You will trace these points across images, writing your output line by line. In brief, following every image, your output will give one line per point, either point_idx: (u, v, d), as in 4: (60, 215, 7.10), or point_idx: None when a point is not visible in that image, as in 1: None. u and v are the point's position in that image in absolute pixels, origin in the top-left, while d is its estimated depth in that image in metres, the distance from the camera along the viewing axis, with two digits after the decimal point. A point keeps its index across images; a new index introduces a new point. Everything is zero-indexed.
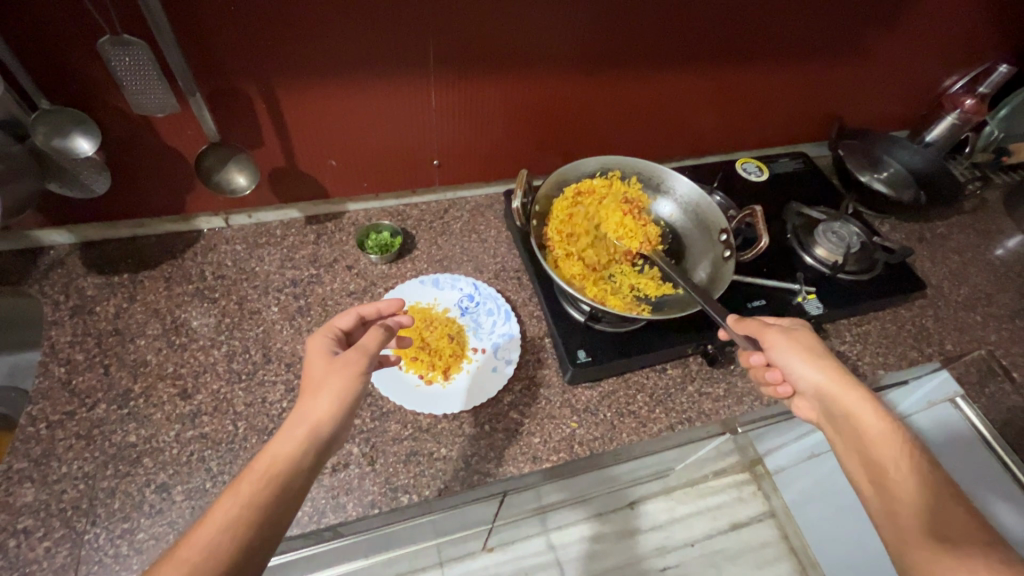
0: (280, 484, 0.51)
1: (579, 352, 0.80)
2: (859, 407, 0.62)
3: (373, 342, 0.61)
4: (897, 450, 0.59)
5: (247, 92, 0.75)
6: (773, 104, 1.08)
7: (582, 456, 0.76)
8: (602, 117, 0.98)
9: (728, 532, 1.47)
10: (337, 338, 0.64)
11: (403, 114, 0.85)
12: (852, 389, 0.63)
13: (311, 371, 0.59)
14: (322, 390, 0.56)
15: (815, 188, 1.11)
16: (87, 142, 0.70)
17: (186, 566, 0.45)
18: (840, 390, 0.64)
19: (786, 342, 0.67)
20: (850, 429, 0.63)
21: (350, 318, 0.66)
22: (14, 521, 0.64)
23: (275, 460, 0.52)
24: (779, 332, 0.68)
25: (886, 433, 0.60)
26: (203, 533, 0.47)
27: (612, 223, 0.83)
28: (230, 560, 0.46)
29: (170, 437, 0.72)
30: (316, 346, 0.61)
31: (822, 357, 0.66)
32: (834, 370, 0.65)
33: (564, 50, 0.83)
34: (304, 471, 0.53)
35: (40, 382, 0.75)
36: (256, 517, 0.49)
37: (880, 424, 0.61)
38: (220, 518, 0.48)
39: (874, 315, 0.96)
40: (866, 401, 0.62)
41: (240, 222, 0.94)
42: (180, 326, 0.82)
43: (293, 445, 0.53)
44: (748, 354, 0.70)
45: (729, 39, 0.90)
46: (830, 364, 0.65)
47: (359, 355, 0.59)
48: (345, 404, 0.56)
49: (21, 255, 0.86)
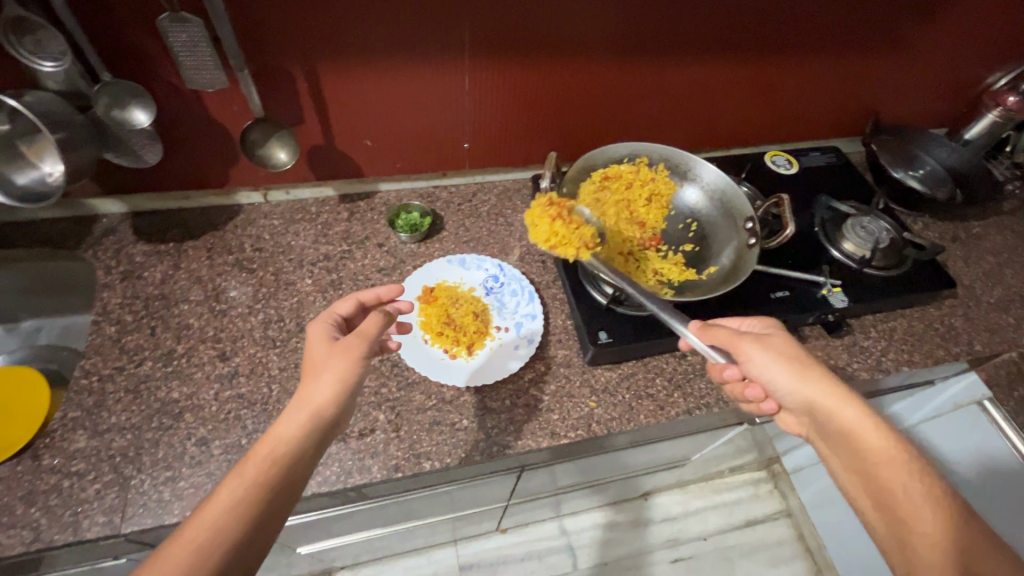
0: (282, 465, 0.54)
1: (600, 333, 0.81)
2: (851, 420, 0.62)
3: (373, 328, 0.63)
4: (894, 459, 0.60)
5: (290, 71, 0.78)
6: (806, 96, 1.07)
7: (599, 435, 0.78)
8: (633, 104, 0.99)
9: (742, 528, 1.47)
10: (336, 323, 0.67)
11: (437, 97, 0.88)
12: (842, 400, 0.63)
13: (312, 355, 0.61)
14: (322, 373, 0.59)
15: (846, 183, 1.09)
16: (144, 114, 0.74)
17: (194, 543, 0.48)
18: (830, 403, 0.63)
19: (767, 357, 0.65)
20: (845, 442, 0.62)
21: (349, 304, 0.69)
22: (68, 463, 0.69)
23: (277, 444, 0.55)
24: (753, 343, 0.66)
25: (882, 444, 0.60)
26: (211, 512, 0.50)
27: (541, 233, 0.75)
28: (235, 535, 0.50)
29: (209, 395, 0.76)
30: (318, 332, 0.64)
31: (807, 366, 0.65)
32: (820, 381, 0.63)
33: (597, 38, 0.84)
34: (306, 454, 0.56)
35: (93, 339, 0.80)
36: (260, 496, 0.52)
37: (874, 433, 0.61)
38: (227, 499, 0.51)
39: (900, 312, 0.95)
40: (856, 412, 0.62)
41: (277, 198, 0.99)
42: (220, 294, 0.87)
43: (293, 430, 0.56)
44: (720, 368, 0.68)
45: (763, 29, 0.90)
46: (815, 375, 0.64)
47: (358, 341, 0.61)
48: (344, 387, 0.59)
49: (77, 222, 0.92)
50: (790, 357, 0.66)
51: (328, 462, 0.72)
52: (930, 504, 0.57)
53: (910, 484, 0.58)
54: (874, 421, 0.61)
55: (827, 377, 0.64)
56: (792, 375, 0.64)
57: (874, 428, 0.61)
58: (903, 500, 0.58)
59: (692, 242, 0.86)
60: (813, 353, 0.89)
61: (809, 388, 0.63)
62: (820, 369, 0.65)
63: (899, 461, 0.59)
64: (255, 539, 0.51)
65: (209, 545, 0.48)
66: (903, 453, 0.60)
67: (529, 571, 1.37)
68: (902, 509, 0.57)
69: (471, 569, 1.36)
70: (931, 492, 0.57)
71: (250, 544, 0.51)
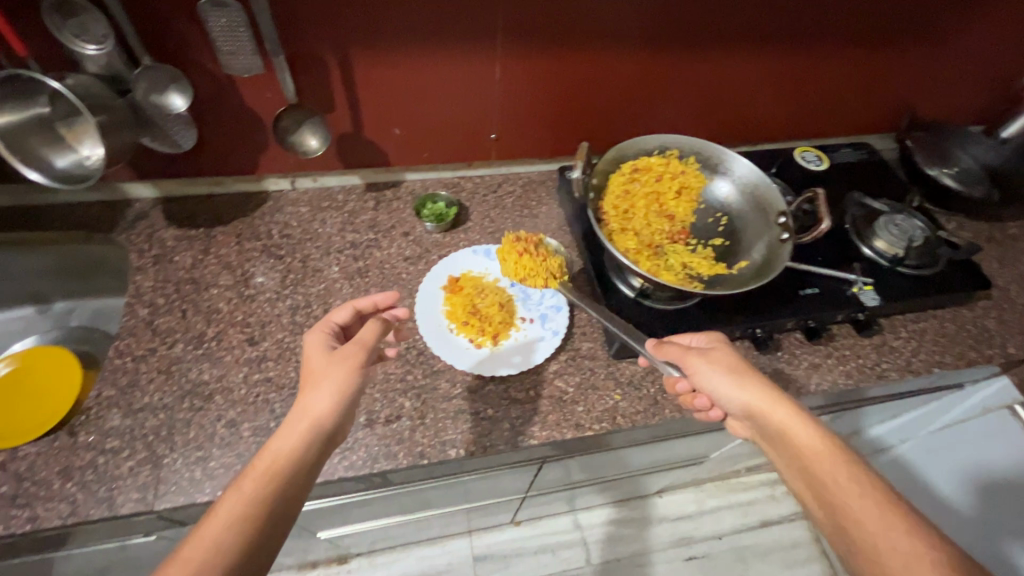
0: (283, 479, 0.53)
1: (627, 325, 0.81)
2: (784, 421, 0.62)
3: (371, 335, 0.65)
4: (828, 455, 0.59)
5: (324, 58, 0.79)
6: (838, 91, 1.05)
7: (624, 428, 0.77)
8: (662, 97, 0.98)
9: (758, 528, 1.46)
10: (333, 333, 0.68)
11: (466, 86, 0.88)
12: (775, 401, 0.64)
13: (310, 366, 0.62)
14: (321, 383, 0.59)
15: (878, 181, 1.07)
16: (181, 99, 0.77)
17: (192, 564, 0.47)
18: (765, 405, 0.64)
19: (705, 364, 0.68)
20: (781, 443, 0.62)
21: (347, 313, 0.69)
22: (103, 440, 0.70)
23: (277, 458, 0.55)
24: (699, 356, 0.68)
25: (815, 442, 0.61)
26: (209, 531, 0.49)
27: (509, 267, 0.86)
28: (238, 553, 0.49)
29: (239, 378, 0.77)
30: (315, 343, 0.65)
31: (744, 371, 0.67)
32: (756, 384, 0.65)
33: (629, 28, 0.84)
34: (307, 467, 0.56)
35: (126, 320, 0.82)
36: (260, 511, 0.51)
37: (806, 431, 0.61)
38: (224, 516, 0.50)
39: (932, 312, 0.93)
40: (790, 412, 0.63)
41: (305, 186, 0.99)
42: (248, 279, 0.88)
43: (294, 441, 0.56)
44: (675, 380, 0.72)
45: (798, 21, 0.89)
46: (751, 379, 0.66)
47: (358, 349, 0.63)
48: (344, 396, 0.60)
49: (110, 205, 0.93)
50: (727, 363, 0.68)
51: (355, 447, 0.73)
52: (866, 498, 0.56)
53: (846, 478, 0.58)
54: (806, 421, 0.62)
55: (763, 381, 0.66)
56: (730, 379, 0.66)
57: (806, 426, 0.62)
58: (840, 495, 0.57)
59: (722, 236, 0.85)
60: (841, 352, 0.87)
61: (745, 391, 0.65)
62: (755, 374, 0.67)
63: (833, 456, 0.59)
64: (254, 560, 0.50)
65: (207, 565, 0.47)
66: (835, 448, 0.60)
67: (542, 564, 1.37)
68: (840, 505, 0.56)
69: (485, 560, 1.36)
70: (866, 485, 0.57)
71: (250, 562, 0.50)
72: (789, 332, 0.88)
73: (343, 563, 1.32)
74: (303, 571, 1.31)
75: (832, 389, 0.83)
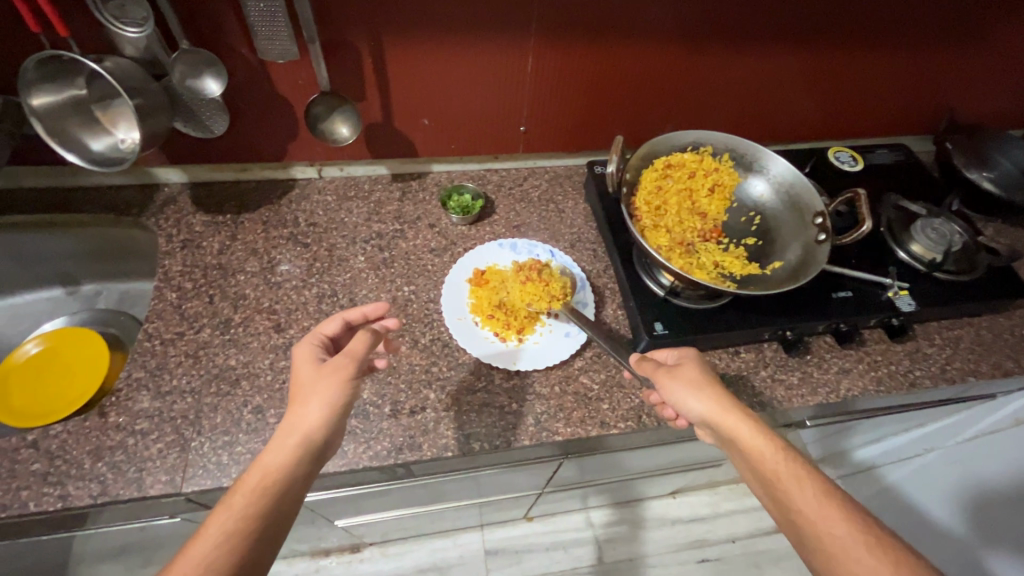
0: (275, 494, 0.54)
1: (656, 324, 0.80)
2: (737, 427, 0.61)
3: (361, 347, 0.64)
4: (778, 456, 0.58)
5: (356, 45, 0.79)
6: (876, 91, 1.02)
7: (649, 427, 0.76)
8: (696, 92, 0.96)
9: (773, 533, 1.44)
10: (322, 344, 0.67)
11: (497, 77, 0.87)
12: (725, 406, 0.62)
13: (299, 378, 0.62)
14: (311, 398, 0.59)
15: (913, 184, 1.05)
16: (217, 83, 0.76)
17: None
18: (718, 412, 0.62)
19: (662, 376, 0.67)
20: (734, 449, 0.61)
21: (336, 325, 0.69)
22: (132, 422, 0.71)
23: (268, 471, 0.55)
24: (667, 374, 0.66)
25: (764, 443, 0.59)
26: (201, 547, 0.50)
27: (515, 293, 0.83)
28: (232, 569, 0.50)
29: (265, 364, 0.78)
30: (304, 354, 0.65)
31: (697, 377, 0.65)
32: (710, 392, 0.64)
33: (667, 21, 0.82)
34: (296, 481, 0.56)
35: (155, 304, 0.82)
36: (253, 527, 0.52)
37: (758, 435, 0.60)
38: (215, 534, 0.51)
39: (967, 320, 0.91)
40: (739, 416, 0.61)
41: (331, 174, 0.99)
42: (274, 267, 0.88)
43: (284, 456, 0.56)
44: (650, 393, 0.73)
45: (841, 17, 0.86)
46: (705, 386, 0.64)
47: (348, 361, 0.62)
48: (334, 410, 0.60)
49: (140, 189, 0.94)
50: (682, 372, 0.67)
51: (380, 437, 0.72)
52: (812, 492, 0.56)
53: (795, 476, 0.57)
54: (756, 423, 0.61)
55: (716, 386, 0.65)
56: (684, 389, 0.64)
57: (756, 429, 0.60)
58: (788, 492, 0.56)
59: (755, 235, 0.83)
60: (873, 357, 0.85)
61: (699, 399, 0.63)
62: (709, 380, 0.65)
63: (782, 456, 0.58)
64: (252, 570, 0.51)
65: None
66: (782, 447, 0.59)
67: (554, 561, 1.36)
68: (791, 503, 0.56)
69: (497, 554, 1.36)
70: (812, 479, 0.57)
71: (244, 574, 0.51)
72: (820, 335, 0.87)
73: (355, 552, 1.32)
74: (316, 557, 1.31)
75: (863, 394, 0.82)
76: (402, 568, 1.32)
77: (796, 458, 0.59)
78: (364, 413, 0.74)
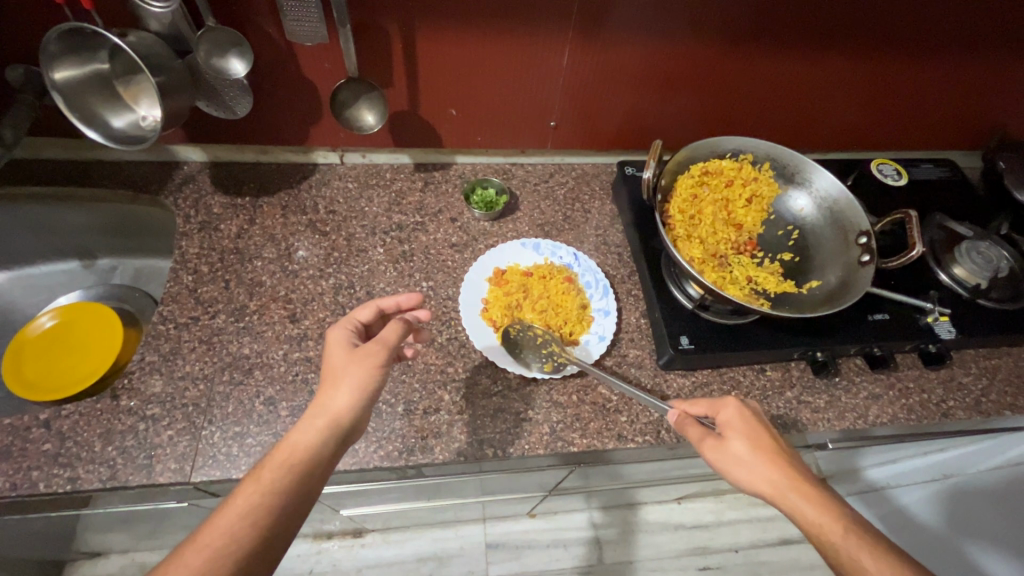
0: (299, 474, 0.53)
1: (681, 338, 0.77)
2: (794, 501, 0.55)
3: (394, 335, 0.62)
4: (841, 537, 0.52)
5: (387, 28, 0.75)
6: (927, 105, 0.97)
7: (668, 444, 0.74)
8: (738, 96, 0.92)
9: (776, 546, 1.41)
10: (356, 330, 0.65)
11: (532, 67, 0.83)
12: (773, 477, 0.56)
13: (332, 362, 0.60)
14: (344, 379, 0.58)
15: (958, 202, 1.00)
16: (241, 63, 0.73)
17: (209, 551, 0.47)
18: (771, 486, 0.56)
19: (700, 446, 0.61)
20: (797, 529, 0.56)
21: (371, 312, 0.66)
22: (144, 406, 0.70)
23: (295, 451, 0.54)
24: (718, 443, 0.60)
25: (825, 523, 0.53)
26: (223, 520, 0.49)
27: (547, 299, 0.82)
28: (250, 547, 0.49)
29: (279, 355, 0.76)
30: (337, 337, 0.63)
31: (734, 443, 0.59)
32: (757, 459, 0.58)
33: (714, 19, 0.78)
34: (320, 463, 0.54)
35: (170, 287, 0.81)
36: (275, 503, 0.51)
37: (817, 509, 0.54)
38: (242, 506, 0.50)
39: (1007, 349, 0.87)
40: (794, 488, 0.56)
41: (353, 160, 0.97)
42: (291, 254, 0.86)
43: (312, 436, 0.55)
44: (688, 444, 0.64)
45: (900, 22, 0.81)
46: (750, 454, 0.58)
47: (380, 348, 0.60)
48: (362, 395, 0.58)
49: (160, 166, 0.92)
50: (720, 438, 0.61)
51: (392, 437, 0.71)
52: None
53: (863, 560, 0.51)
54: (816, 492, 0.55)
55: (762, 451, 0.58)
56: (726, 463, 0.59)
57: (811, 503, 0.54)
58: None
59: (791, 251, 0.82)
60: (905, 384, 0.82)
61: (746, 469, 0.58)
62: (754, 442, 0.59)
63: (845, 538, 0.52)
64: (267, 553, 0.50)
65: (224, 552, 0.47)
66: (843, 522, 0.53)
67: (553, 558, 1.35)
68: None
69: (497, 548, 1.34)
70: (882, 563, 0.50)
71: (262, 554, 0.49)
72: (850, 357, 0.83)
73: (358, 537, 1.32)
74: (318, 540, 1.30)
75: (892, 423, 0.78)
76: (402, 556, 1.31)
77: (864, 536, 0.52)
78: (377, 411, 0.73)
